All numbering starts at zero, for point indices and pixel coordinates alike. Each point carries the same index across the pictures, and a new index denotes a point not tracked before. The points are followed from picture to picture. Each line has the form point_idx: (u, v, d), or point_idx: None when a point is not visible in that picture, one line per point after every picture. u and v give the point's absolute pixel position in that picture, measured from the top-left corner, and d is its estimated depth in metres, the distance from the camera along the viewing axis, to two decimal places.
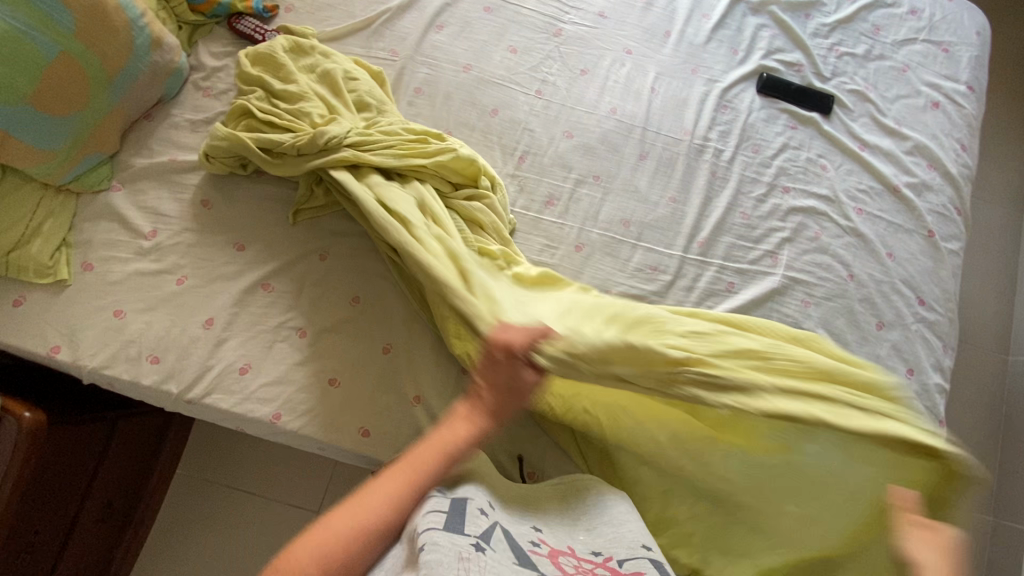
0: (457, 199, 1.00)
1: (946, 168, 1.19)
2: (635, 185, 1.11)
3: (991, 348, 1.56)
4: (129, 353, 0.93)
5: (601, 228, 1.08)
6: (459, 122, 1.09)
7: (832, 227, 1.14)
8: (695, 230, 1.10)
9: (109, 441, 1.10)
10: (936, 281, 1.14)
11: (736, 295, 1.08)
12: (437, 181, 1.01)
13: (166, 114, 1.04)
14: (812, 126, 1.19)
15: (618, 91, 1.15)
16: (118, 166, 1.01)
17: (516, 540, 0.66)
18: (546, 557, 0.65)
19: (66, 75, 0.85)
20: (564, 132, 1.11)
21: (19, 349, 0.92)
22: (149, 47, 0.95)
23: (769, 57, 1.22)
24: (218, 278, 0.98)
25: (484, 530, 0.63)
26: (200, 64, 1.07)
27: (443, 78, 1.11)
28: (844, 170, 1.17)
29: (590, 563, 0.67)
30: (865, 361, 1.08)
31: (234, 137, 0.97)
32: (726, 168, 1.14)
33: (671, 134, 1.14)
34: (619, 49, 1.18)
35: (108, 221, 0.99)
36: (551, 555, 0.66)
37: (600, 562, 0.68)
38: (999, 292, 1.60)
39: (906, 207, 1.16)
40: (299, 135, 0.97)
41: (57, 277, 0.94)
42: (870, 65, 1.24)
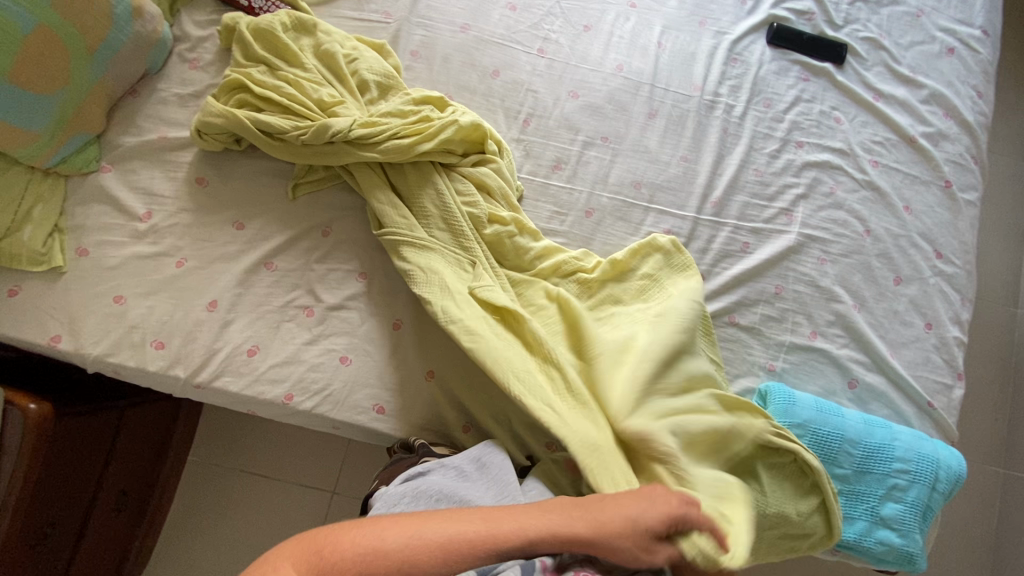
0: (465, 169, 0.98)
1: (962, 116, 1.15)
2: (645, 145, 1.07)
3: (1003, 301, 1.55)
4: (133, 340, 0.91)
5: (611, 192, 1.05)
6: (459, 86, 1.04)
7: (847, 181, 1.11)
8: (708, 190, 1.07)
9: (118, 430, 1.08)
10: (954, 233, 1.11)
11: (751, 255, 1.06)
12: (446, 157, 0.97)
13: (152, 88, 0.99)
14: (825, 77, 1.15)
15: (623, 47, 1.10)
16: (106, 146, 0.97)
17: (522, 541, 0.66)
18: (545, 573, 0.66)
19: (45, 50, 0.81)
20: (569, 92, 1.07)
21: (19, 340, 0.89)
22: (130, 16, 0.90)
23: (779, 6, 1.17)
24: (219, 259, 0.95)
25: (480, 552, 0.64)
26: (185, 35, 1.02)
27: (441, 40, 1.06)
28: (859, 122, 1.14)
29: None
30: (883, 317, 1.07)
31: (230, 119, 0.92)
32: (737, 124, 1.10)
33: (680, 91, 1.10)
34: (623, 2, 1.13)
35: (101, 203, 0.95)
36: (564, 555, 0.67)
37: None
38: (1011, 244, 1.58)
39: (923, 158, 1.13)
40: (302, 126, 0.92)
41: (51, 264, 0.91)
42: (883, 10, 1.19)
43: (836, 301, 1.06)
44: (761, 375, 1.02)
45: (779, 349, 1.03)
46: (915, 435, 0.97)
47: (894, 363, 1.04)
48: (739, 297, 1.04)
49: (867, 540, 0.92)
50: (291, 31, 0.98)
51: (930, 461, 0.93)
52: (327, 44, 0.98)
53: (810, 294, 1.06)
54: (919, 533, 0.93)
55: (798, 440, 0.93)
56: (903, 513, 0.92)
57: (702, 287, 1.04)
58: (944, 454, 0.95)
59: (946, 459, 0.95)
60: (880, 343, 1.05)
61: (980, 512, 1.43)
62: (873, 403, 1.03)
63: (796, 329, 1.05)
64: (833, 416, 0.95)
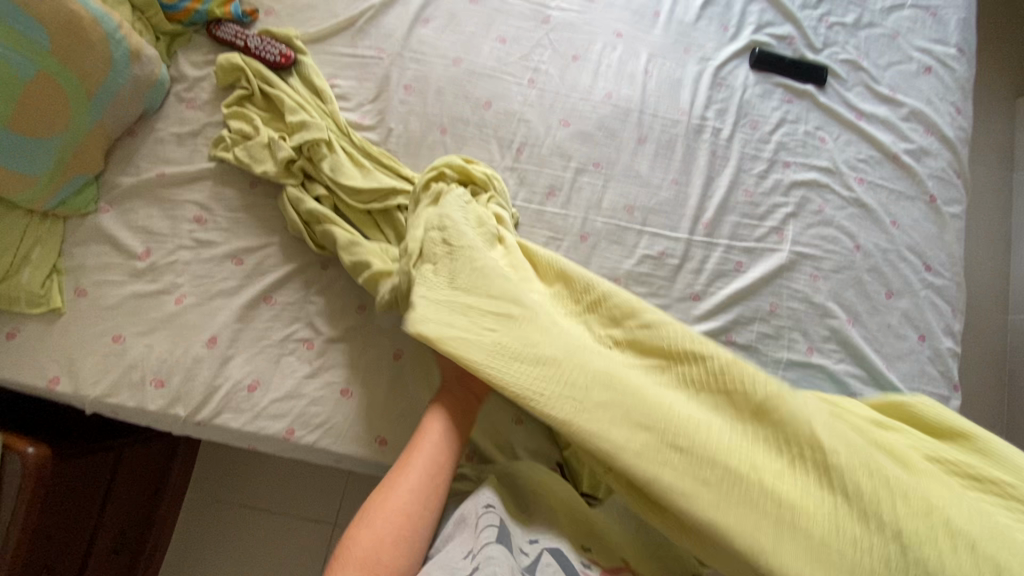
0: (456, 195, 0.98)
1: (943, 133, 1.18)
2: (636, 170, 1.09)
3: (992, 308, 1.58)
4: (132, 379, 0.91)
5: (604, 216, 1.07)
6: (453, 117, 1.06)
7: (835, 199, 1.14)
8: (699, 211, 1.09)
9: (116, 468, 1.07)
10: (941, 246, 1.14)
11: (744, 274, 1.08)
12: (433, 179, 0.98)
13: (150, 128, 1.01)
14: (808, 99, 1.18)
15: (612, 75, 1.13)
16: (104, 186, 0.97)
17: (569, 560, 0.67)
18: None
19: (45, 96, 0.81)
20: (561, 121, 1.09)
21: (17, 383, 0.89)
22: (128, 61, 0.91)
23: (760, 31, 1.21)
24: (218, 294, 0.95)
25: (530, 564, 0.66)
26: (182, 75, 1.03)
27: (434, 74, 1.08)
28: (843, 141, 1.17)
29: None
30: (876, 330, 1.09)
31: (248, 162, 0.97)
32: (725, 146, 1.13)
33: (668, 116, 1.13)
34: (609, 32, 1.16)
35: (99, 243, 0.95)
36: None
37: None
38: (997, 251, 1.61)
39: (907, 174, 1.16)
40: (301, 148, 0.98)
41: (50, 305, 0.91)
42: (860, 33, 1.23)
43: (830, 317, 1.08)
44: None
45: (777, 367, 1.05)
46: None
47: (889, 377, 1.05)
48: (735, 316, 1.06)
49: None
50: (287, 75, 1.04)
51: None
52: (325, 87, 1.03)
53: (804, 310, 1.08)
54: None
55: None
56: None
57: (698, 307, 1.05)
58: None
59: None
60: (875, 357, 1.06)
61: None
62: None
63: (792, 346, 1.06)
64: None
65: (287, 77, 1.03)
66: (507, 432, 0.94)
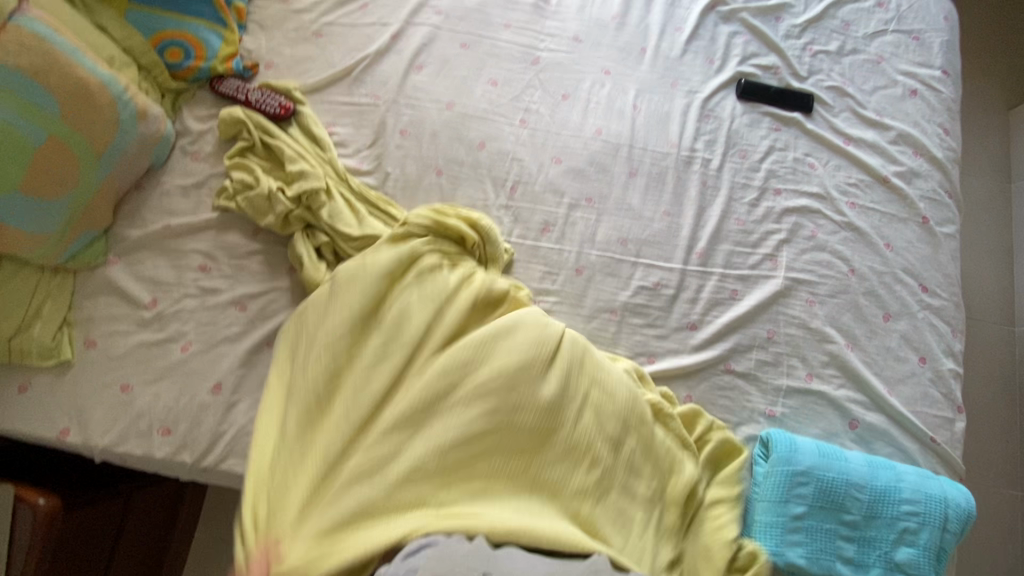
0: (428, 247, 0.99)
1: (932, 154, 1.20)
2: (628, 203, 1.12)
3: (996, 321, 1.57)
4: (140, 427, 0.93)
5: (599, 249, 1.09)
6: (448, 159, 1.09)
7: (827, 224, 1.15)
8: (692, 241, 1.11)
9: (124, 514, 1.08)
10: (936, 266, 1.14)
11: (740, 302, 1.09)
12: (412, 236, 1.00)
13: (156, 182, 1.04)
14: (795, 126, 1.20)
15: (601, 112, 1.16)
16: (112, 239, 1.01)
17: None
18: None
19: (55, 159, 0.86)
20: (552, 158, 1.12)
21: (28, 435, 0.91)
22: (135, 119, 0.95)
23: (745, 63, 1.24)
24: (222, 341, 0.98)
25: None
26: (186, 129, 1.07)
27: (428, 117, 1.11)
28: (832, 166, 1.18)
29: None
30: (876, 354, 1.09)
31: (252, 214, 1.01)
32: (715, 176, 1.15)
33: (658, 149, 1.15)
34: (597, 70, 1.19)
35: (108, 295, 0.98)
36: None
37: None
38: (998, 264, 1.61)
39: (898, 196, 1.17)
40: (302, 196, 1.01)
41: (61, 358, 0.93)
42: (844, 60, 1.26)
43: (828, 342, 1.08)
44: (761, 422, 1.03)
45: (778, 395, 1.05)
46: (920, 474, 0.97)
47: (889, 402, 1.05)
48: (733, 346, 1.06)
49: None
50: (287, 125, 1.07)
51: (939, 502, 0.93)
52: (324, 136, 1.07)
53: (802, 336, 1.08)
54: None
55: (801, 487, 0.93)
56: (917, 557, 0.91)
57: (696, 336, 1.06)
58: (952, 491, 0.95)
59: (954, 497, 0.94)
60: (876, 381, 1.06)
61: (999, 538, 1.41)
62: (875, 442, 1.04)
63: (792, 372, 1.06)
64: (835, 460, 0.95)
65: (287, 127, 1.07)
66: None
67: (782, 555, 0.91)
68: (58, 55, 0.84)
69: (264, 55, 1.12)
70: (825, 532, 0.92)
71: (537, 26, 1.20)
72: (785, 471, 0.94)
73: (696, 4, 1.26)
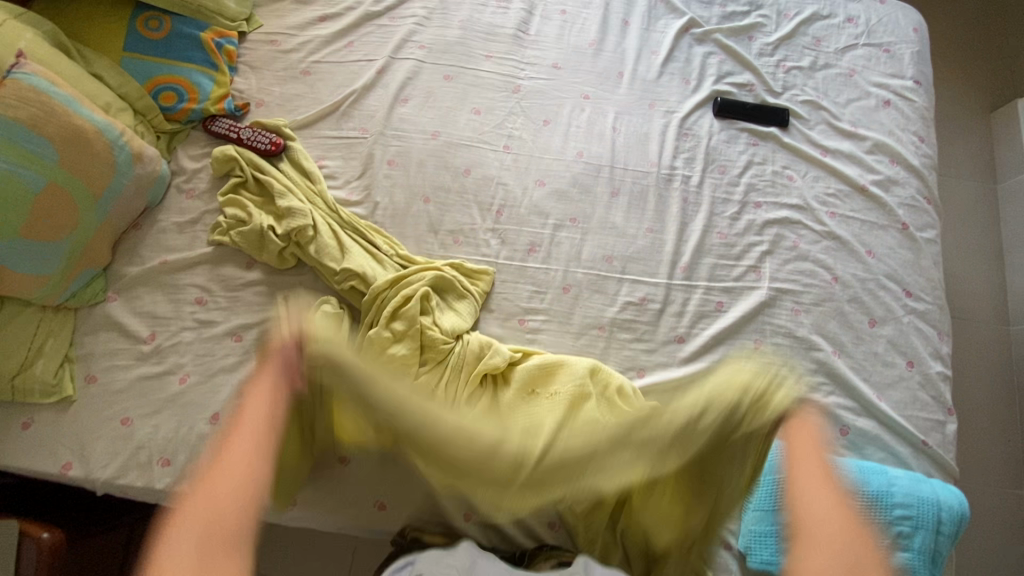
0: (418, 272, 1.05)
1: (908, 162, 1.23)
2: (612, 221, 1.14)
3: (991, 322, 1.57)
4: (140, 459, 0.95)
5: (585, 267, 1.11)
6: (435, 186, 1.13)
7: (808, 234, 1.17)
8: (677, 255, 1.13)
9: (128, 547, 1.09)
10: (919, 271, 1.16)
11: (726, 314, 1.10)
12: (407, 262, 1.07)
13: (153, 219, 1.08)
14: (773, 140, 1.23)
15: (582, 135, 1.20)
16: (112, 277, 1.04)
17: None
18: None
19: (54, 204, 0.89)
20: (536, 181, 1.15)
21: (31, 471, 0.93)
22: (131, 162, 0.98)
23: (721, 81, 1.28)
24: (219, 372, 1.00)
25: None
26: (181, 168, 1.11)
27: (415, 147, 1.15)
28: (811, 177, 1.21)
29: None
30: (863, 360, 1.10)
31: (249, 249, 1.05)
32: (696, 192, 1.18)
33: (639, 168, 1.18)
34: (577, 95, 1.23)
35: (108, 331, 1.01)
36: None
37: None
38: (988, 264, 1.62)
39: (877, 204, 1.20)
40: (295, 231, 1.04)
41: (62, 394, 0.96)
42: (817, 75, 1.30)
43: (815, 350, 1.09)
44: None
45: None
46: (911, 477, 0.99)
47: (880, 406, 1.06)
48: (721, 357, 1.08)
49: None
50: (278, 160, 1.12)
51: (932, 505, 0.95)
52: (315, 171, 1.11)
53: (789, 345, 1.10)
54: None
55: (794, 496, 0.95)
56: (913, 561, 0.92)
57: (684, 349, 1.08)
58: (944, 495, 0.96)
59: (947, 500, 0.96)
60: (864, 387, 1.07)
61: (1009, 542, 1.39)
62: (867, 447, 1.05)
63: None
64: (827, 467, 0.97)
65: (278, 163, 1.11)
66: None
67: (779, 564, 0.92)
68: (55, 105, 0.88)
69: (256, 93, 1.17)
70: None
71: (516, 56, 1.25)
72: None
73: (671, 28, 1.31)
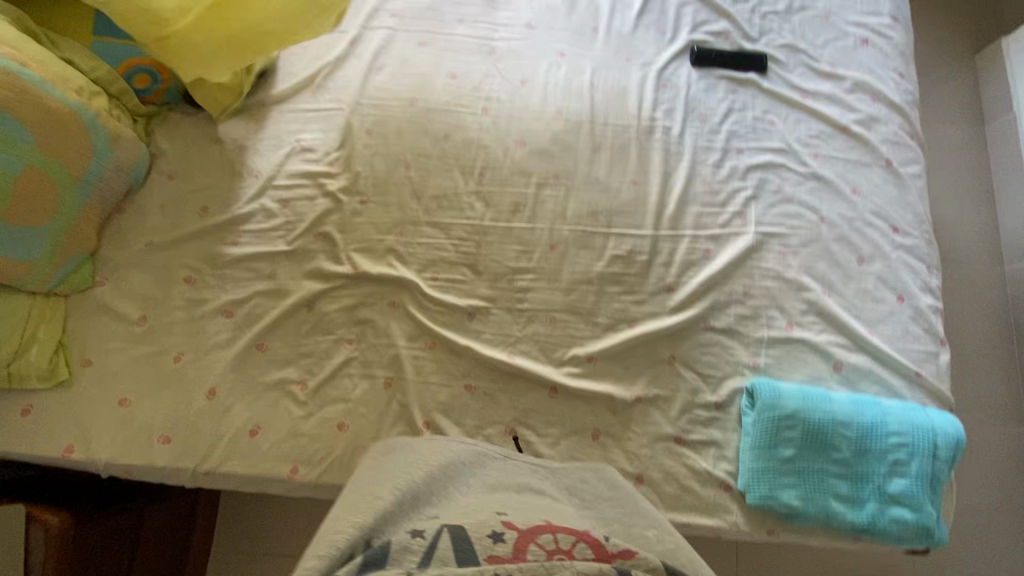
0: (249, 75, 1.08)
1: (889, 99, 1.22)
2: (595, 176, 1.14)
3: (983, 261, 1.57)
4: (140, 438, 0.96)
5: (570, 224, 1.11)
6: (416, 153, 1.13)
7: (792, 176, 1.17)
8: (662, 206, 1.13)
9: (140, 528, 1.11)
10: (905, 207, 1.16)
11: (713, 261, 1.10)
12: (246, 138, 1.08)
13: (136, 203, 1.08)
14: (752, 86, 1.23)
15: (560, 92, 1.19)
16: (100, 262, 1.04)
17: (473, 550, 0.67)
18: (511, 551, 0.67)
19: (35, 188, 0.89)
20: (517, 141, 1.15)
21: (34, 455, 0.94)
22: (108, 144, 0.99)
23: (697, 31, 1.26)
24: (213, 348, 1.01)
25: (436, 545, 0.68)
26: (161, 151, 1.11)
27: (393, 116, 1.15)
28: (792, 120, 1.21)
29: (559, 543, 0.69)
30: (853, 297, 1.10)
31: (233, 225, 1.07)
32: (678, 143, 1.17)
33: (619, 122, 1.18)
34: (553, 53, 1.22)
35: (100, 315, 1.01)
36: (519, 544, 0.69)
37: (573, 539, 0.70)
38: (977, 204, 1.62)
39: (860, 143, 1.19)
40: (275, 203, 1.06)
41: (59, 379, 0.97)
42: (793, 18, 1.28)
43: (804, 290, 1.10)
44: (746, 374, 1.05)
45: (760, 347, 1.06)
46: (906, 406, 0.99)
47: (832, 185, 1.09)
48: (712, 303, 1.08)
49: (881, 520, 0.94)
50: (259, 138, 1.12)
51: (926, 432, 0.96)
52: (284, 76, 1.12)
53: (779, 287, 1.10)
54: (931, 505, 0.95)
55: (789, 432, 0.97)
56: (909, 487, 0.94)
57: (674, 299, 1.08)
58: (939, 421, 0.97)
59: (942, 426, 0.97)
60: (856, 323, 1.08)
61: (1009, 476, 1.41)
62: (862, 382, 1.06)
63: (771, 324, 1.08)
64: (821, 402, 0.98)
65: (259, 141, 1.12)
66: (501, 441, 1.00)
67: (778, 499, 0.95)
68: (28, 88, 0.88)
69: None
70: (817, 472, 0.96)
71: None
72: (771, 417, 0.97)
73: None
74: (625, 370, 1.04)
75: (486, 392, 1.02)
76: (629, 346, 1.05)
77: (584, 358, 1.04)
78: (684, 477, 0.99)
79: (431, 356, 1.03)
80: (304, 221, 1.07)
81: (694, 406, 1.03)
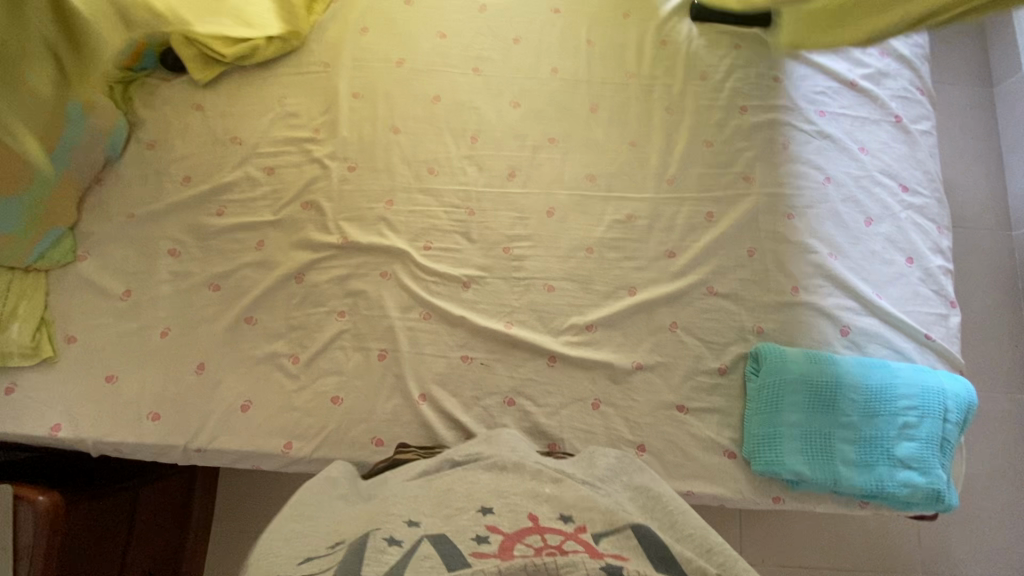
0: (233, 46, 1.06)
1: (899, 53, 1.17)
2: (593, 138, 1.10)
3: (992, 225, 1.53)
4: (129, 415, 0.93)
5: (567, 188, 1.07)
6: (406, 117, 1.08)
7: (798, 135, 1.12)
8: (663, 168, 1.09)
9: (135, 508, 1.09)
10: (915, 165, 1.12)
11: (717, 224, 1.06)
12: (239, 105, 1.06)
13: (117, 174, 1.04)
14: (755, 41, 1.17)
15: (554, 51, 1.14)
16: (81, 236, 1.00)
17: (451, 546, 0.58)
18: (495, 555, 0.57)
19: (7, 155, 0.86)
20: (511, 103, 1.10)
21: (20, 435, 0.92)
22: (82, 111, 0.95)
23: None
24: (200, 322, 0.98)
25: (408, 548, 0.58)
26: (140, 119, 1.06)
27: (381, 79, 1.10)
28: (797, 76, 1.15)
29: (558, 539, 0.60)
30: (861, 260, 1.06)
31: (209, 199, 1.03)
32: (678, 102, 1.13)
33: (617, 81, 1.13)
34: (546, 10, 1.17)
35: (82, 290, 0.98)
36: (503, 549, 0.58)
37: (570, 534, 0.61)
38: (987, 167, 1.57)
39: (868, 98, 1.14)
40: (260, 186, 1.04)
41: (42, 356, 0.94)
42: None
43: (811, 253, 1.06)
44: (751, 339, 1.02)
45: (765, 311, 1.03)
46: (915, 369, 0.96)
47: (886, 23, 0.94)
48: (714, 267, 1.05)
49: (890, 484, 0.91)
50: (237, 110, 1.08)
51: (935, 394, 0.93)
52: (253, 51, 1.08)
53: (784, 250, 1.06)
54: (941, 468, 0.92)
55: (794, 395, 0.94)
56: (919, 450, 0.91)
57: (675, 264, 1.04)
58: (950, 383, 0.94)
59: (952, 388, 0.94)
60: (864, 286, 1.04)
61: (1016, 441, 1.39)
62: (870, 345, 1.03)
63: (777, 288, 1.04)
64: (827, 364, 0.96)
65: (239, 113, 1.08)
66: (499, 413, 0.97)
67: (784, 465, 0.92)
68: None
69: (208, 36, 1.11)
70: (823, 437, 0.93)
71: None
72: (777, 381, 0.95)
73: None
74: (626, 337, 1.01)
75: (483, 362, 0.99)
76: (630, 313, 1.02)
77: (583, 326, 1.00)
78: (687, 446, 0.96)
79: (425, 326, 1.00)
80: (291, 190, 1.04)
81: (697, 373, 1.00)
